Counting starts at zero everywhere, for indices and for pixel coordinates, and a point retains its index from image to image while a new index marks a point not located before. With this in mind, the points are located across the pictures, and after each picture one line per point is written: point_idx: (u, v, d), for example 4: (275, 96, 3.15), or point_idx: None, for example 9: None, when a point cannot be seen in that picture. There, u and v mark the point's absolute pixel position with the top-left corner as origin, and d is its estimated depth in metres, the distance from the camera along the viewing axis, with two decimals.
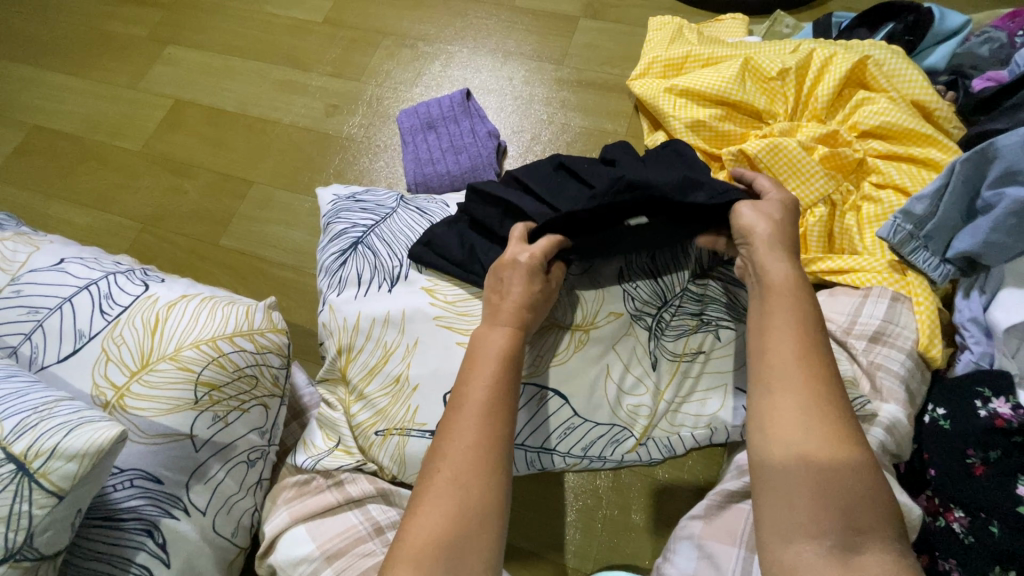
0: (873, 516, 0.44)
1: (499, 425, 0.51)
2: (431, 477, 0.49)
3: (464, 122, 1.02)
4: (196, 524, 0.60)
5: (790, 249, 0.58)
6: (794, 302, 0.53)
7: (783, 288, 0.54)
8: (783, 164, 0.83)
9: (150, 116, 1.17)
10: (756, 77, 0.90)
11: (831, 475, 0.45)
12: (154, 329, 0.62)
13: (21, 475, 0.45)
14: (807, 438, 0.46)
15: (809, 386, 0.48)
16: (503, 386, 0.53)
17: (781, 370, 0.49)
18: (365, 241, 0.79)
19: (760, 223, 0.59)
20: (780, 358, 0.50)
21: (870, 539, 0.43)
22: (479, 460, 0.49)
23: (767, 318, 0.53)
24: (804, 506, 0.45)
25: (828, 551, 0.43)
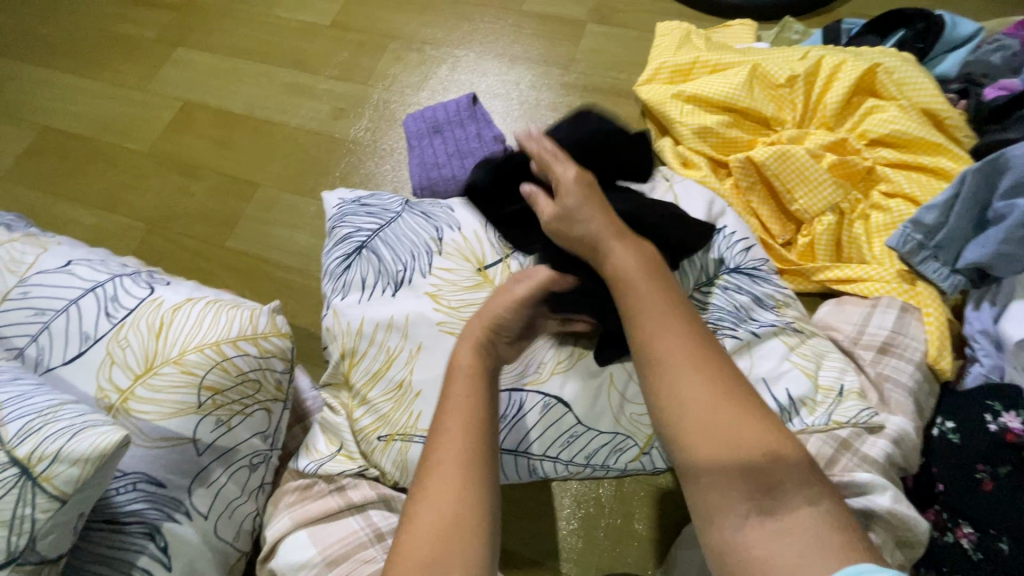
0: (784, 476, 0.44)
1: (483, 432, 0.52)
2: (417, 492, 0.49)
3: (470, 126, 1.01)
4: (198, 528, 0.60)
5: (614, 227, 0.57)
6: (651, 277, 0.54)
7: (637, 266, 0.54)
8: (790, 171, 0.82)
9: (159, 118, 1.18)
10: (764, 83, 0.89)
11: (728, 439, 0.45)
12: (158, 333, 0.62)
13: (24, 478, 0.45)
14: (703, 408, 0.46)
15: (686, 366, 0.48)
16: (479, 395, 0.55)
17: (663, 348, 0.49)
18: (369, 245, 0.79)
19: (563, 226, 0.59)
20: (659, 334, 0.50)
21: (787, 496, 0.44)
22: (461, 466, 0.49)
23: (630, 304, 0.53)
24: (716, 477, 0.45)
25: (749, 521, 0.44)
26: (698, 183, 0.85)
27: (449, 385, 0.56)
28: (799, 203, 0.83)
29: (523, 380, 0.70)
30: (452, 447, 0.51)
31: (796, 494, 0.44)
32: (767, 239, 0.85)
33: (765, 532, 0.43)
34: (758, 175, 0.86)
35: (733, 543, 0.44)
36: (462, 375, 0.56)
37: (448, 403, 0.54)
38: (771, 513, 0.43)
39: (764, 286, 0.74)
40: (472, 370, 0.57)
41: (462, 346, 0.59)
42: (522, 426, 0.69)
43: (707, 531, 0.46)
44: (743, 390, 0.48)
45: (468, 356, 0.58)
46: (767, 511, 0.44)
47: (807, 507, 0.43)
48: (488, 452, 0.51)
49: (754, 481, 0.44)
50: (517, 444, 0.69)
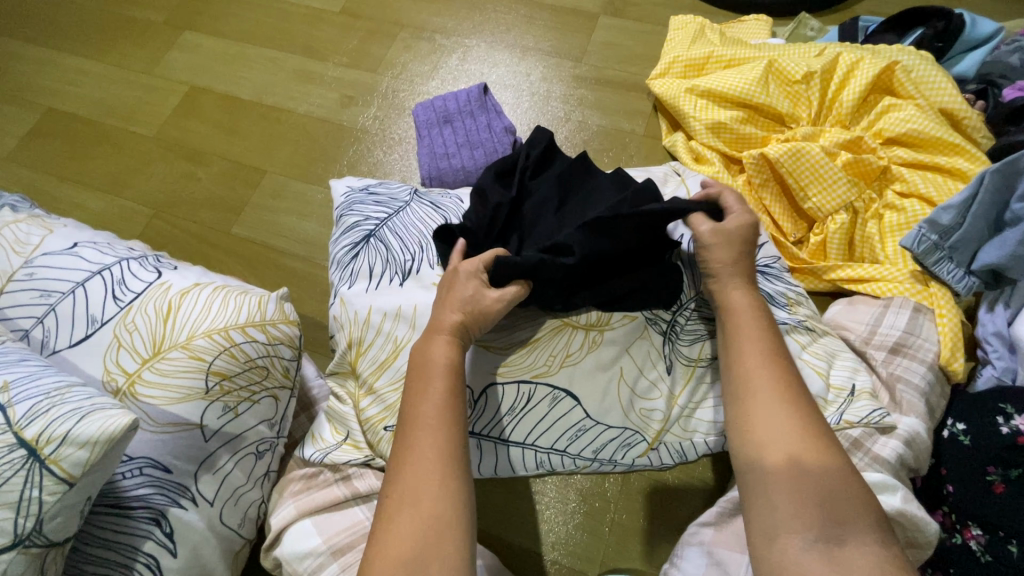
0: (853, 509, 0.47)
1: (456, 435, 0.55)
2: (399, 489, 0.53)
3: (481, 117, 1.00)
4: (204, 515, 0.59)
5: (747, 269, 0.64)
6: (758, 322, 0.60)
7: (751, 309, 0.61)
8: (804, 169, 0.82)
9: (164, 102, 1.16)
10: (780, 80, 0.89)
11: (806, 468, 0.50)
12: (166, 317, 0.62)
13: (32, 460, 0.45)
14: (783, 441, 0.51)
15: (775, 400, 0.54)
16: (455, 396, 0.57)
17: (762, 382, 0.55)
18: (378, 234, 0.79)
19: (716, 246, 0.64)
20: (753, 371, 0.56)
21: (854, 530, 0.47)
22: (443, 467, 0.53)
23: (736, 338, 0.60)
24: (789, 501, 0.49)
25: (813, 544, 0.47)
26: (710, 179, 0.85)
27: (425, 384, 0.58)
28: (813, 202, 0.82)
29: (532, 373, 0.68)
30: (428, 450, 0.54)
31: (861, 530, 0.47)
32: (779, 237, 0.85)
33: (825, 560, 0.46)
34: (771, 172, 0.86)
35: (793, 563, 0.47)
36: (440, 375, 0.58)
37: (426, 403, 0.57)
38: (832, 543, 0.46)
39: (777, 283, 0.75)
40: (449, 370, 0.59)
41: (437, 344, 0.61)
42: (530, 420, 0.69)
43: (764, 550, 0.48)
44: (822, 431, 0.52)
45: (446, 356, 0.60)
46: (833, 539, 0.46)
47: (872, 545, 0.46)
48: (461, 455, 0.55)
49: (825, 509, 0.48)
50: (524, 437, 0.69)
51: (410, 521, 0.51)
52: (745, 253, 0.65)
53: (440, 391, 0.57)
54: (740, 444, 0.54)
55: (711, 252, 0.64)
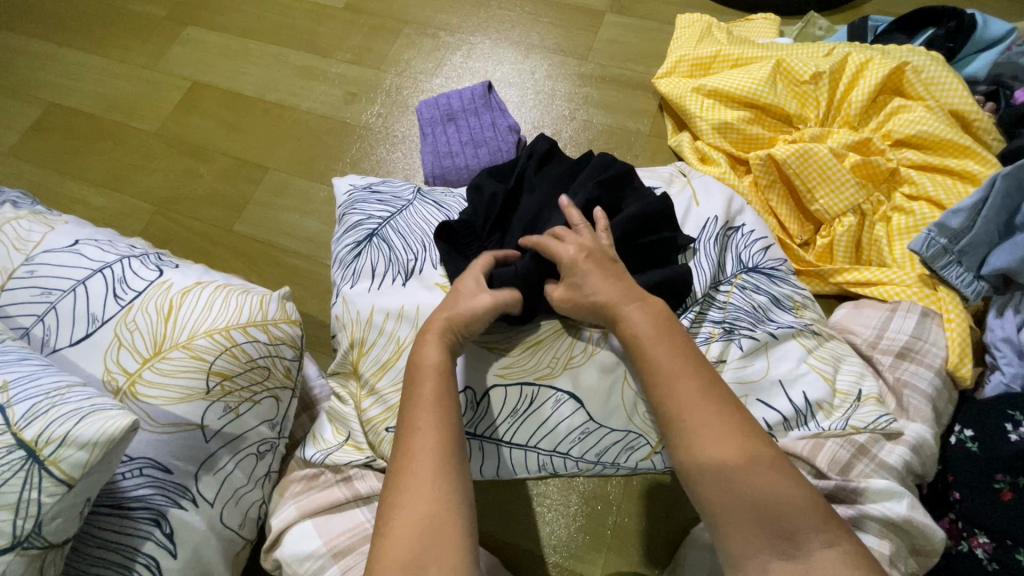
0: (799, 517, 0.48)
1: (447, 435, 0.56)
2: (391, 494, 0.53)
3: (485, 115, 1.00)
4: (204, 515, 0.59)
5: (623, 295, 0.60)
6: (664, 338, 0.57)
7: (649, 328, 0.58)
8: (812, 170, 0.81)
9: (166, 97, 1.16)
10: (788, 79, 0.88)
11: (749, 481, 0.50)
12: (168, 316, 0.61)
13: (31, 461, 0.44)
14: (721, 458, 0.51)
15: (707, 414, 0.53)
16: (444, 399, 0.58)
17: (685, 403, 0.54)
18: (380, 233, 0.79)
19: (589, 280, 0.61)
20: (680, 386, 0.55)
21: (804, 540, 0.47)
22: (429, 471, 0.53)
23: (647, 358, 0.57)
24: (737, 519, 0.49)
25: (774, 558, 0.47)
26: (716, 180, 0.85)
27: (419, 387, 0.59)
28: (820, 204, 0.81)
29: (536, 374, 0.68)
30: (425, 452, 0.55)
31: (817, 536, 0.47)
32: (784, 239, 0.84)
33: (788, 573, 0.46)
34: (778, 173, 0.85)
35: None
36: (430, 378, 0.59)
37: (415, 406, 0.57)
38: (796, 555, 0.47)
39: (783, 286, 0.75)
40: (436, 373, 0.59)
41: (427, 347, 0.61)
42: (531, 422, 0.68)
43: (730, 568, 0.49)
44: (759, 439, 0.52)
45: (434, 359, 0.60)
46: (787, 552, 0.47)
47: (827, 550, 0.47)
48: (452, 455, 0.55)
49: (773, 521, 0.48)
50: (527, 440, 0.69)
51: (401, 524, 0.51)
52: (615, 275, 0.61)
53: (431, 393, 0.58)
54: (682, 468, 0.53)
55: (590, 287, 0.61)
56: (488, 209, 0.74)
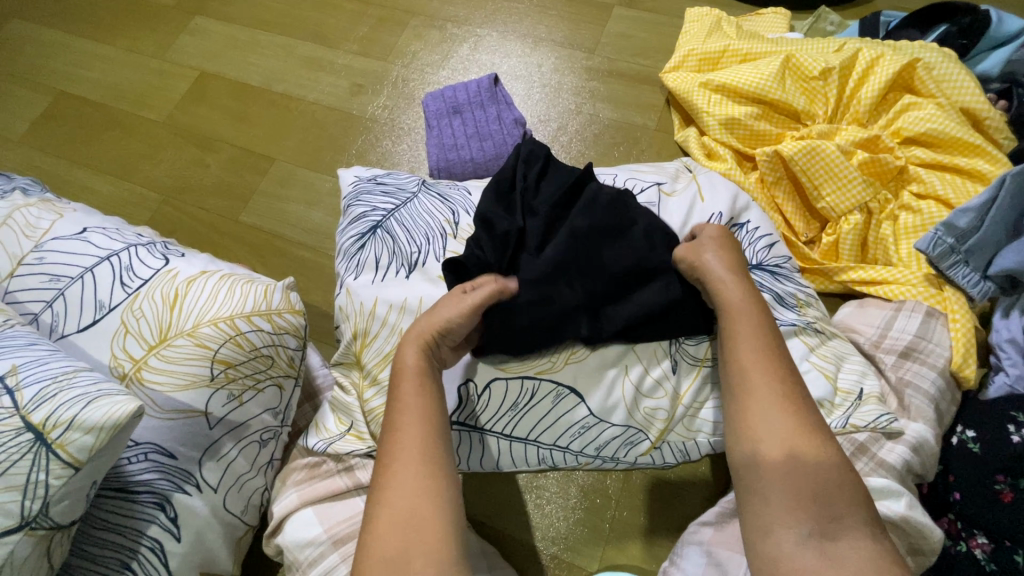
0: (843, 505, 0.49)
1: (431, 430, 0.58)
2: (381, 487, 0.55)
3: (491, 108, 1.00)
4: (207, 500, 0.60)
5: (732, 264, 0.64)
6: (753, 321, 0.60)
7: (747, 307, 0.61)
8: (819, 168, 0.80)
9: (174, 87, 1.16)
10: (797, 75, 0.87)
11: (806, 460, 0.51)
12: (173, 304, 0.62)
13: (38, 444, 0.45)
14: (789, 436, 0.53)
15: (774, 396, 0.55)
16: (427, 395, 0.60)
17: (759, 382, 0.56)
18: (384, 225, 0.81)
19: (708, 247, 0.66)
20: (756, 369, 0.57)
21: (847, 525, 0.49)
22: (418, 463, 0.55)
23: (730, 337, 0.60)
24: (783, 496, 0.51)
25: (807, 538, 0.49)
26: (721, 177, 0.85)
27: (398, 385, 0.61)
28: (826, 202, 0.81)
29: (536, 369, 0.69)
30: (411, 447, 0.56)
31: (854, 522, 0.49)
32: (789, 236, 0.84)
33: (821, 554, 0.48)
34: (785, 170, 0.85)
35: (788, 559, 0.48)
36: (410, 377, 0.61)
37: (399, 404, 0.60)
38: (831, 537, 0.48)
39: (787, 284, 0.75)
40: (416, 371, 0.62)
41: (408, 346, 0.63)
42: (532, 416, 0.69)
43: (760, 546, 0.50)
44: (824, 427, 0.54)
45: (413, 359, 0.62)
46: (828, 535, 0.48)
47: (864, 540, 0.48)
48: (436, 448, 0.57)
49: (820, 499, 0.50)
50: (527, 433, 0.69)
51: (387, 516, 0.53)
52: (733, 257, 0.65)
53: (411, 391, 0.60)
54: (737, 444, 0.55)
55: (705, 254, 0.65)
56: (500, 247, 0.70)
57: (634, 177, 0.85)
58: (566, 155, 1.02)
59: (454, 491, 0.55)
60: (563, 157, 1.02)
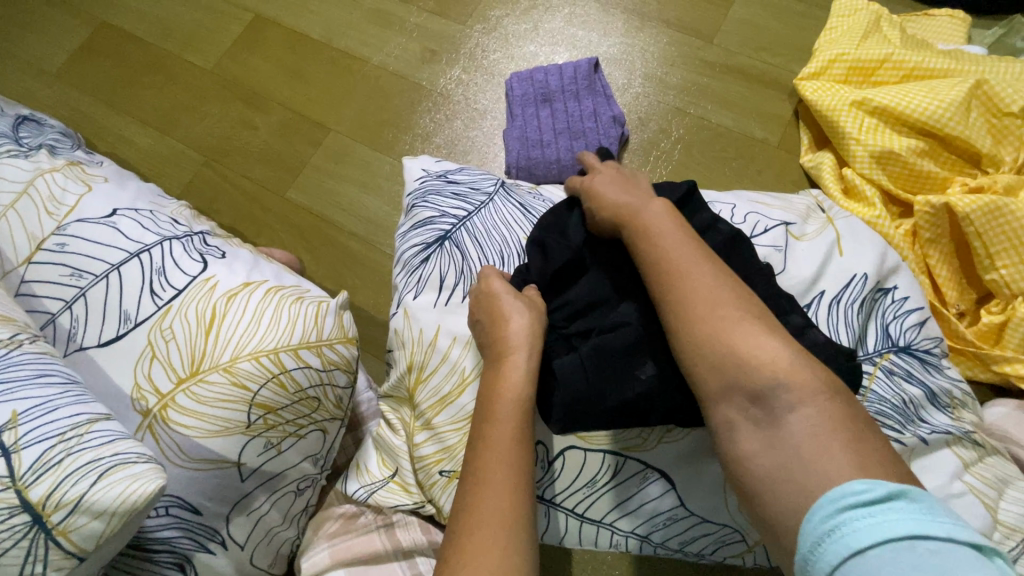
0: (793, 386, 0.41)
1: (524, 493, 0.47)
2: (451, 554, 0.44)
3: (586, 99, 0.85)
4: (232, 558, 0.52)
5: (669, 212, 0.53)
6: (667, 224, 0.51)
7: (662, 216, 0.52)
8: (1000, 231, 0.65)
9: (225, 30, 1.03)
10: (986, 107, 0.69)
11: (719, 349, 0.44)
12: (209, 327, 0.52)
13: (36, 529, 0.36)
14: (689, 327, 0.46)
15: (703, 293, 0.46)
16: (520, 445, 0.50)
17: (681, 282, 0.47)
18: (453, 237, 0.69)
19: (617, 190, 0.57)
20: (676, 259, 0.48)
21: (778, 403, 0.41)
22: (501, 532, 0.45)
23: (645, 243, 0.51)
24: (723, 395, 0.44)
25: (755, 428, 0.42)
26: (865, 224, 0.69)
27: (490, 421, 0.51)
28: (1000, 273, 0.65)
29: (623, 445, 0.57)
30: (495, 510, 0.46)
31: (784, 399, 0.41)
32: (939, 307, 0.69)
33: (760, 440, 0.41)
34: (947, 226, 0.69)
35: (738, 459, 0.43)
36: (508, 413, 0.51)
37: (492, 447, 0.49)
38: (769, 422, 0.41)
39: (939, 376, 0.61)
40: (517, 406, 0.52)
41: (511, 374, 0.53)
42: (611, 497, 0.58)
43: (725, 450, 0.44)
44: (730, 311, 0.45)
45: (516, 392, 0.52)
46: (760, 422, 0.42)
47: (798, 413, 0.40)
48: (527, 517, 0.46)
49: (746, 386, 0.42)
50: (602, 516, 0.59)
51: None
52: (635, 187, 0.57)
53: (506, 434, 0.50)
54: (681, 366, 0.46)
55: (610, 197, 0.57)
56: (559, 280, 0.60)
57: (758, 211, 0.69)
58: (666, 165, 0.87)
59: None
60: (662, 166, 0.87)
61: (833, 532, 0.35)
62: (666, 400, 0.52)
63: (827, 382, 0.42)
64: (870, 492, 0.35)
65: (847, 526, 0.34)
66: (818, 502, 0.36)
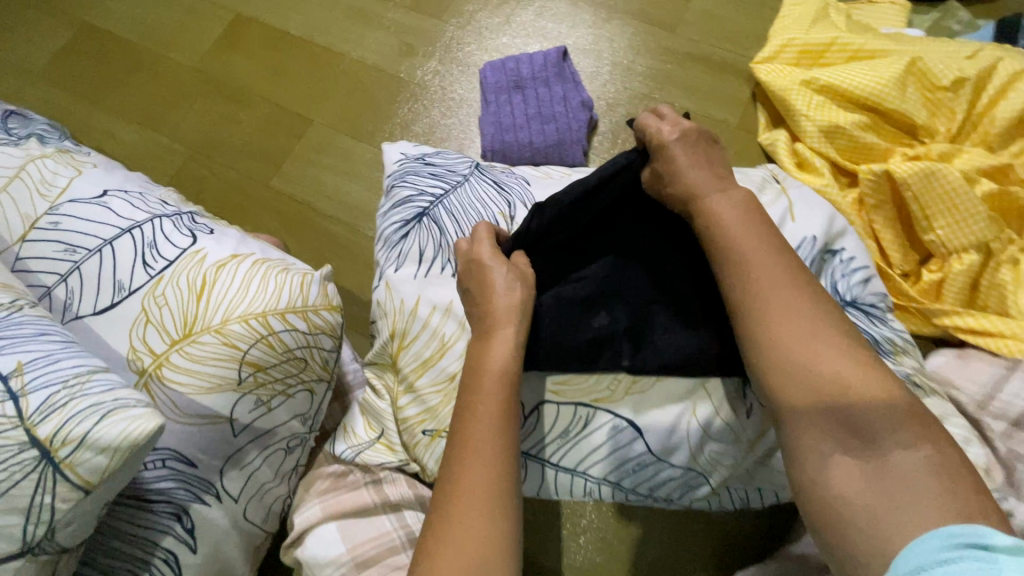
0: (880, 418, 0.45)
1: (507, 465, 0.51)
2: (439, 523, 0.48)
3: (556, 86, 0.90)
4: (227, 511, 0.55)
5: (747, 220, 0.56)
6: (750, 244, 0.54)
7: (739, 229, 0.55)
8: (935, 195, 0.70)
9: (207, 29, 1.07)
10: (921, 82, 0.75)
11: (807, 371, 0.48)
12: (200, 294, 0.55)
13: (45, 463, 0.39)
14: (772, 347, 0.49)
15: (792, 319, 0.50)
16: (504, 417, 0.53)
17: (768, 307, 0.51)
18: (431, 214, 0.72)
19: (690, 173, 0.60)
20: (763, 282, 0.52)
21: (879, 438, 0.44)
22: (486, 501, 0.48)
23: (729, 260, 0.54)
24: (814, 421, 0.47)
25: (848, 460, 0.45)
26: (815, 193, 0.74)
27: (475, 396, 0.54)
28: (937, 234, 0.71)
29: (593, 397, 0.62)
30: (479, 481, 0.49)
31: (887, 435, 0.44)
32: (884, 268, 0.74)
33: (855, 472, 0.44)
34: (889, 193, 0.74)
35: (820, 484, 0.46)
36: (493, 386, 0.54)
37: (477, 420, 0.52)
38: (869, 455, 0.44)
39: (883, 327, 0.66)
40: (501, 379, 0.55)
41: (496, 351, 0.56)
42: (584, 446, 0.62)
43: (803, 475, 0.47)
44: (816, 330, 0.49)
45: (501, 368, 0.55)
46: (860, 453, 0.45)
47: (902, 451, 0.43)
48: (510, 485, 0.50)
49: (839, 410, 0.46)
50: (577, 464, 0.63)
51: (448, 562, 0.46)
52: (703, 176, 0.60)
53: (490, 408, 0.53)
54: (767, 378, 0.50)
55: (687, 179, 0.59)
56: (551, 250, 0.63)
57: None
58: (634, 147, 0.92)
59: (517, 542, 0.48)
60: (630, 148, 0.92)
61: (938, 562, 0.37)
62: (615, 353, 0.61)
63: (909, 410, 0.45)
64: (991, 539, 0.36)
65: (953, 560, 0.36)
66: (929, 536, 0.39)
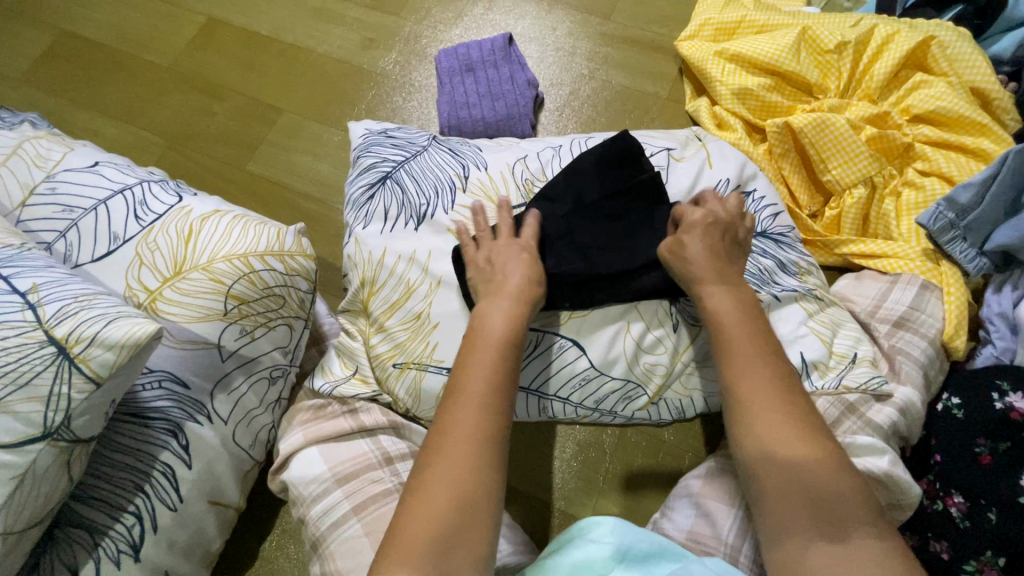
0: (844, 509, 0.50)
1: (499, 413, 0.55)
2: (430, 458, 0.52)
3: (504, 68, 1.00)
4: (218, 432, 0.62)
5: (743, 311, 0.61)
6: (747, 327, 0.60)
7: (735, 312, 0.61)
8: (827, 140, 0.82)
9: (181, 32, 1.14)
10: (812, 48, 0.88)
11: (789, 464, 0.52)
12: (187, 239, 0.63)
13: (61, 357, 0.46)
14: (755, 431, 0.54)
15: (775, 399, 0.55)
16: (499, 373, 0.57)
17: (752, 390, 0.56)
18: (393, 176, 0.81)
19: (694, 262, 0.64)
20: (752, 369, 0.57)
21: (852, 529, 0.49)
22: (474, 441, 0.53)
23: (724, 340, 0.60)
24: (784, 505, 0.51)
25: (815, 542, 0.50)
26: (730, 145, 0.85)
27: (473, 352, 0.58)
28: (832, 174, 0.82)
29: (540, 322, 0.70)
30: (470, 423, 0.54)
31: (858, 530, 0.49)
32: (794, 208, 0.85)
33: (825, 556, 0.49)
34: (793, 142, 0.86)
35: (795, 560, 0.50)
36: (490, 346, 0.59)
37: (472, 371, 0.57)
38: (838, 542, 0.49)
39: (790, 252, 0.77)
40: (501, 342, 0.59)
41: (495, 317, 0.61)
42: (535, 366, 0.70)
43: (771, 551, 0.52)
44: (795, 409, 0.54)
45: (500, 332, 0.60)
46: (831, 536, 0.49)
47: (870, 540, 0.49)
48: (498, 430, 0.54)
49: (809, 495, 0.51)
50: (530, 383, 0.71)
51: (436, 492, 0.50)
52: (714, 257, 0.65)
53: (485, 362, 0.57)
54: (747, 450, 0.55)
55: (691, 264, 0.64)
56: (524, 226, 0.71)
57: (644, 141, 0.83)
58: (577, 119, 1.02)
59: (501, 483, 0.53)
60: (574, 121, 1.02)
61: None
62: (557, 290, 0.69)
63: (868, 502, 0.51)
64: None
65: None
66: None
